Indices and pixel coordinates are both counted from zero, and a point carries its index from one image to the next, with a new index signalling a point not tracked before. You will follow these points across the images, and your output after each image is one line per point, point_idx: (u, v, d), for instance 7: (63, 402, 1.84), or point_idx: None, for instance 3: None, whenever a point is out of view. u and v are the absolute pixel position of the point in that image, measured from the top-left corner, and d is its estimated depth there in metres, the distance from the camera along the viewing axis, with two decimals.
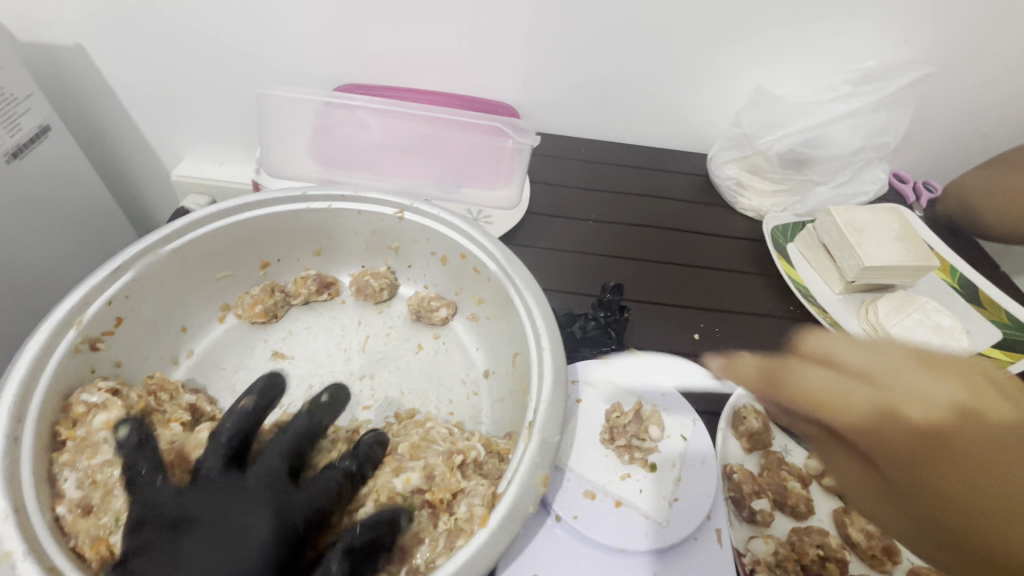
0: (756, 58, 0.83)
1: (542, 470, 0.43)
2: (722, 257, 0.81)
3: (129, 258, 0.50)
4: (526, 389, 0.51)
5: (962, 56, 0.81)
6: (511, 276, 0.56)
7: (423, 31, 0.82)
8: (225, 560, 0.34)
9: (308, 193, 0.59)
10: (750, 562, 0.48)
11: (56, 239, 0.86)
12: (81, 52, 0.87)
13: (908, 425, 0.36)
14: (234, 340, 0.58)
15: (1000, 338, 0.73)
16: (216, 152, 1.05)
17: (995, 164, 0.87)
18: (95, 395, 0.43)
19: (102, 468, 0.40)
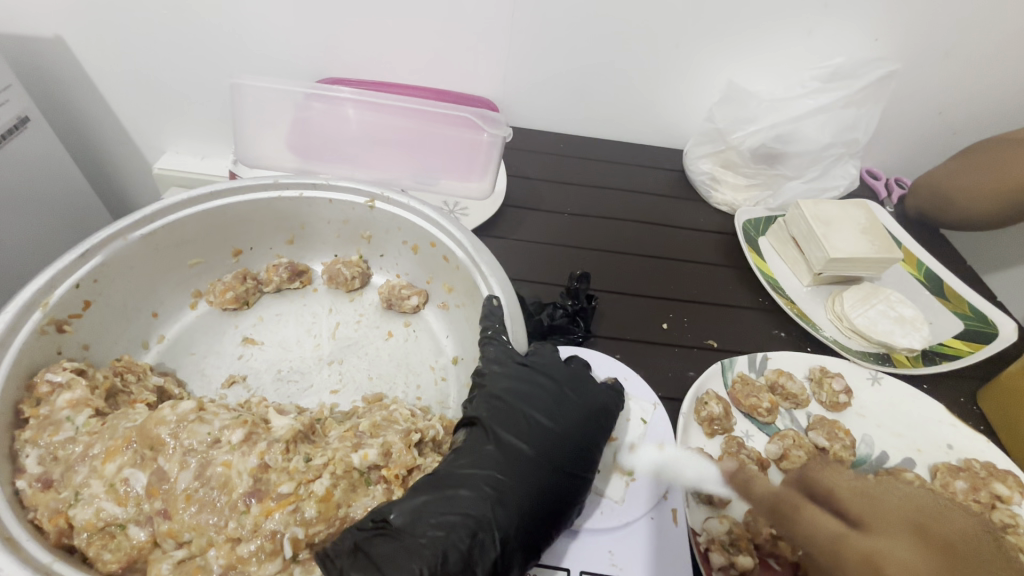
0: (730, 55, 0.84)
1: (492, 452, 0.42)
2: (693, 250, 0.83)
3: (97, 243, 0.51)
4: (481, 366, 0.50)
5: (929, 54, 0.83)
6: (478, 263, 0.57)
7: (401, 25, 0.83)
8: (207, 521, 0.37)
9: (279, 180, 0.60)
10: (704, 542, 0.49)
11: (35, 230, 0.87)
12: (60, 42, 0.87)
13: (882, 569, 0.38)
14: (204, 326, 0.59)
15: (962, 328, 0.75)
16: (199, 145, 1.06)
17: (962, 154, 0.89)
18: (59, 374, 0.44)
19: (63, 445, 0.40)
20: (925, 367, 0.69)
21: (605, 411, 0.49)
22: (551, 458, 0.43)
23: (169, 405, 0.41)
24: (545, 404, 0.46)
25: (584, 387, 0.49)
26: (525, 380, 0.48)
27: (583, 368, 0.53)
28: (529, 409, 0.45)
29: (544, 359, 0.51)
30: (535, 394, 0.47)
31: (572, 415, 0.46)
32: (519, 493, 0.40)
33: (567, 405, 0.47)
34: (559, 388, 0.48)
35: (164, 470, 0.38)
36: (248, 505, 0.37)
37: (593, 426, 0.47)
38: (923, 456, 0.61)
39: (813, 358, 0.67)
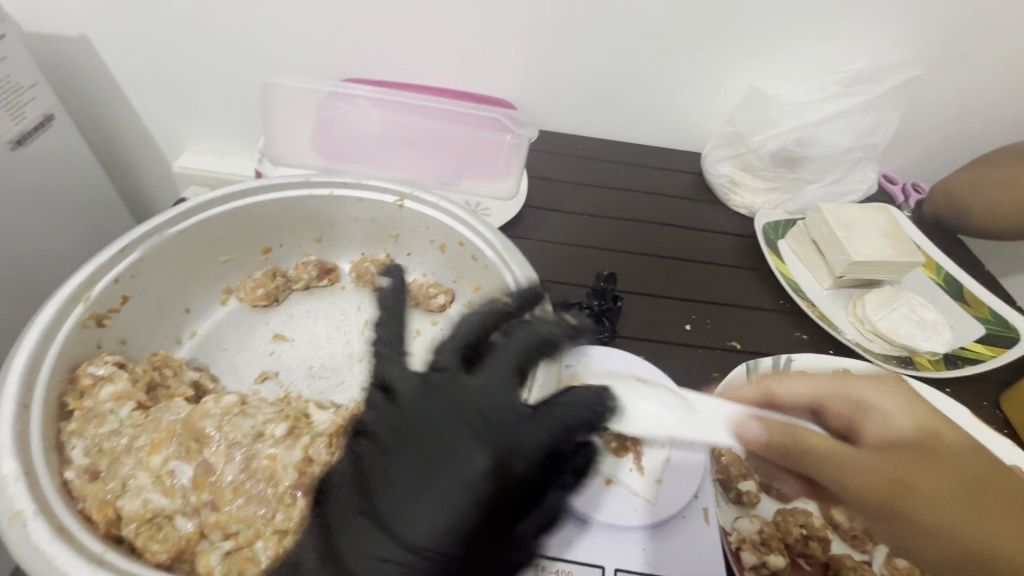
0: (749, 59, 0.85)
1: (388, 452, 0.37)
2: (713, 252, 0.83)
3: (135, 238, 0.51)
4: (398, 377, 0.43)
5: (947, 60, 0.84)
6: (507, 263, 0.57)
7: (424, 27, 0.84)
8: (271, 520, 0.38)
9: (310, 179, 0.61)
10: (735, 541, 0.49)
11: (58, 228, 0.87)
12: (86, 42, 0.88)
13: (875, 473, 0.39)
14: (235, 323, 0.59)
15: (983, 332, 0.75)
16: (218, 144, 1.07)
17: (980, 164, 0.88)
18: (102, 367, 0.45)
19: (108, 437, 0.41)
20: (948, 370, 0.70)
21: (478, 477, 0.35)
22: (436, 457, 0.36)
23: (213, 399, 0.42)
24: (394, 485, 0.36)
25: (451, 444, 0.36)
26: (378, 452, 0.38)
27: (499, 380, 0.41)
28: (376, 499, 0.35)
29: (417, 398, 0.40)
30: (386, 475, 0.36)
31: (426, 503, 0.34)
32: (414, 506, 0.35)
33: (421, 481, 0.35)
34: (413, 456, 0.36)
35: (211, 463, 0.39)
36: (295, 497, 0.38)
37: (459, 509, 0.34)
38: None
39: (837, 361, 0.67)
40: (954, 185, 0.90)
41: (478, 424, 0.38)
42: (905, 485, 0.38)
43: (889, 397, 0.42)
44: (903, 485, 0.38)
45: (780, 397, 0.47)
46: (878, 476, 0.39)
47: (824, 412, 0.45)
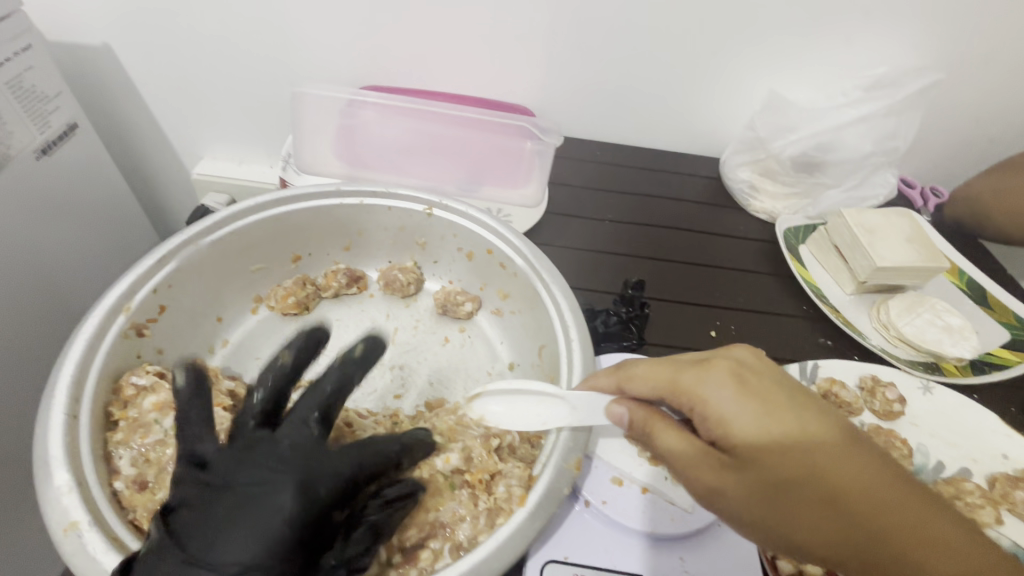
0: (769, 64, 0.85)
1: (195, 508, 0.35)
2: (735, 258, 0.83)
3: (172, 248, 0.52)
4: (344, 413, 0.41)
5: (969, 64, 0.84)
6: (538, 271, 0.57)
7: (445, 35, 0.84)
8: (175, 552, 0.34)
9: (340, 188, 0.61)
10: (774, 550, 0.48)
11: (81, 235, 0.88)
12: (108, 50, 0.89)
13: (768, 471, 0.38)
14: (267, 331, 0.60)
15: (1008, 338, 0.74)
16: (236, 151, 1.07)
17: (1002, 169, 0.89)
18: (143, 378, 0.45)
19: (155, 447, 0.42)
20: (975, 376, 0.69)
21: (285, 510, 0.35)
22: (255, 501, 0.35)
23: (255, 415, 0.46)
24: (203, 529, 0.34)
25: (262, 481, 0.36)
26: (195, 503, 0.36)
27: (305, 436, 0.39)
28: (189, 544, 0.34)
29: (231, 452, 0.38)
30: (198, 520, 0.35)
31: (234, 540, 0.34)
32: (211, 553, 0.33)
33: (235, 523, 0.34)
34: (229, 498, 0.35)
35: None
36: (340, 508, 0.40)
37: (272, 538, 0.34)
38: (979, 465, 0.61)
39: (864, 367, 0.67)
40: (976, 190, 0.91)
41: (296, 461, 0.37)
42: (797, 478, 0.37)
43: (724, 395, 0.40)
44: (794, 479, 0.37)
45: (632, 393, 0.45)
46: (771, 475, 0.38)
47: (670, 404, 0.43)
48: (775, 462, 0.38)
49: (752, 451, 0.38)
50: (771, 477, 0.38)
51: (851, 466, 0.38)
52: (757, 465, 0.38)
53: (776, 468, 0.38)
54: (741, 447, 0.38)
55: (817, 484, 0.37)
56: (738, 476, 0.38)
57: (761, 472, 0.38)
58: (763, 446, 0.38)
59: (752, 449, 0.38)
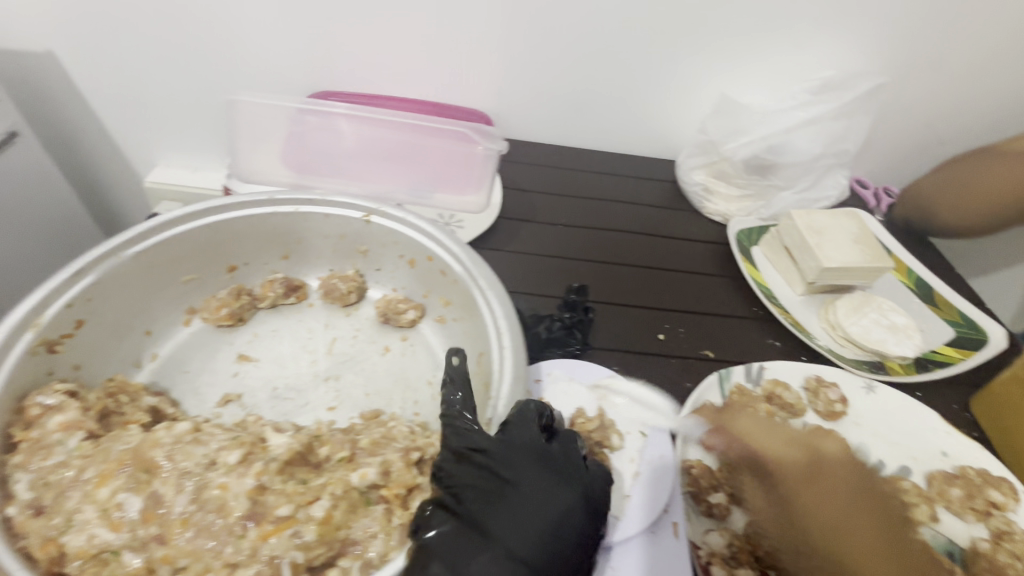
0: (720, 66, 0.85)
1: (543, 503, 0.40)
2: (687, 260, 0.83)
3: (90, 261, 0.50)
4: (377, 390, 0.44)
5: (916, 67, 0.85)
6: (475, 277, 0.57)
7: (397, 40, 0.83)
8: (469, 547, 0.37)
9: (274, 197, 0.60)
10: (705, 555, 0.49)
11: (23, 247, 0.85)
12: (52, 57, 0.86)
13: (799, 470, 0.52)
14: (198, 343, 0.58)
15: (953, 335, 0.76)
16: (190, 158, 1.04)
17: (954, 163, 0.89)
18: (51, 397, 0.44)
19: (55, 469, 0.40)
20: (919, 374, 0.70)
21: (571, 516, 0.41)
22: (560, 498, 0.41)
23: (165, 427, 0.42)
24: (508, 517, 0.39)
25: (546, 488, 0.41)
26: (490, 490, 0.40)
27: (575, 455, 0.45)
28: (487, 527, 0.38)
29: (507, 446, 0.43)
30: (495, 507, 0.39)
31: (523, 528, 0.39)
32: (525, 537, 0.38)
33: (527, 516, 0.39)
34: (524, 492, 0.41)
35: (161, 493, 0.38)
36: (246, 529, 0.37)
37: (557, 521, 0.40)
38: (919, 463, 0.61)
39: (808, 368, 0.67)
40: (928, 191, 0.91)
41: (534, 454, 0.43)
42: (817, 477, 0.50)
43: (765, 437, 0.54)
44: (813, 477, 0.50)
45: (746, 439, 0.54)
46: (813, 483, 0.50)
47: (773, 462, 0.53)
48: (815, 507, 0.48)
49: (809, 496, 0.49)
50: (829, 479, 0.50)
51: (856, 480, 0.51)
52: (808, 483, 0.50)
53: (832, 500, 0.49)
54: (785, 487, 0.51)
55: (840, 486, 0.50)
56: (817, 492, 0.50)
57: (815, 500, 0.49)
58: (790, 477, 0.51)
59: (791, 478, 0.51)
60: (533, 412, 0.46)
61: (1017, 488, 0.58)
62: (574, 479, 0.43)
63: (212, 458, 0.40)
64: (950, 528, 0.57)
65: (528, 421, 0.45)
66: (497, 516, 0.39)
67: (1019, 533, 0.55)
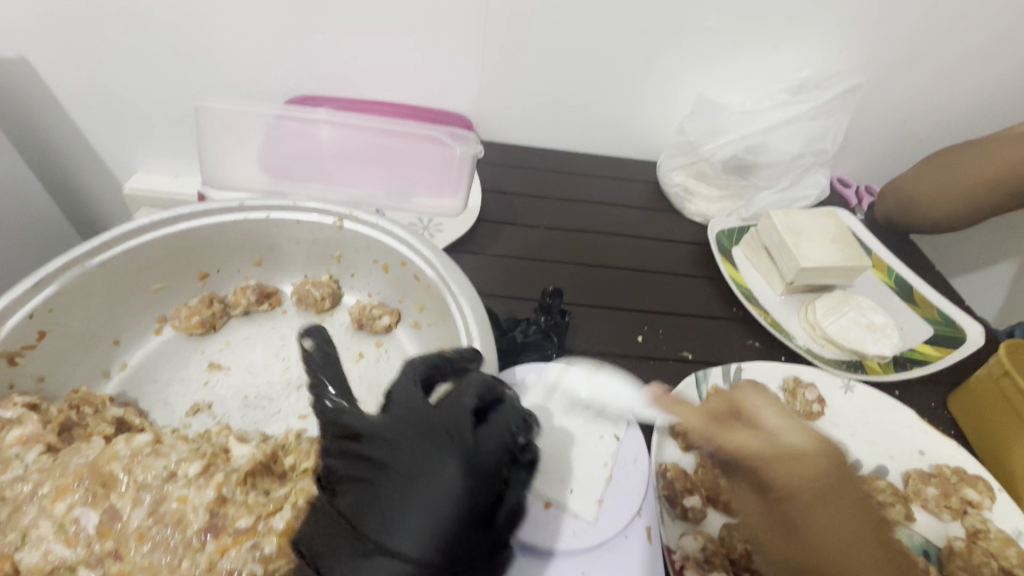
0: (699, 66, 0.85)
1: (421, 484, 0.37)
2: (667, 261, 0.83)
3: (52, 270, 0.50)
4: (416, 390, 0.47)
5: (894, 66, 0.85)
6: (447, 282, 0.56)
7: (374, 43, 0.83)
8: (345, 533, 0.36)
9: (245, 203, 0.59)
10: (679, 560, 0.49)
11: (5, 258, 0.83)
12: (25, 63, 0.84)
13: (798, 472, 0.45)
14: (169, 353, 0.58)
15: (931, 333, 0.76)
16: (171, 164, 1.03)
17: (946, 151, 0.89)
18: (10, 411, 0.44)
19: (11, 484, 0.39)
20: (897, 373, 0.70)
21: (450, 487, 0.37)
22: (439, 475, 0.37)
23: (124, 440, 0.41)
24: (376, 506, 0.37)
25: (418, 463, 0.38)
26: (365, 482, 0.38)
27: (459, 412, 0.41)
28: (361, 523, 0.36)
29: (382, 423, 0.41)
30: (367, 497, 0.37)
31: (397, 508, 0.36)
32: (403, 515, 0.36)
33: (398, 502, 0.36)
34: (396, 472, 0.38)
35: (118, 507, 0.37)
36: (204, 542, 0.36)
37: (439, 502, 0.36)
38: (896, 462, 0.62)
39: (787, 368, 0.67)
40: (916, 190, 0.89)
41: (415, 428, 0.40)
42: (833, 489, 0.45)
43: (774, 416, 0.51)
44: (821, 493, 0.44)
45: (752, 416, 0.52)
46: (813, 496, 0.44)
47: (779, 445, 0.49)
48: (809, 501, 0.44)
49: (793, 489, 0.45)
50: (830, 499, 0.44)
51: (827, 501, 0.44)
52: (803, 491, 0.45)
53: (814, 504, 0.44)
54: (786, 481, 0.45)
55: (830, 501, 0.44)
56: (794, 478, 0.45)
57: (803, 492, 0.45)
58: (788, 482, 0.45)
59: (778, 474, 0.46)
60: (410, 373, 0.44)
61: (992, 486, 0.58)
62: (445, 440, 0.39)
63: (170, 470, 0.40)
64: (924, 526, 0.57)
65: (407, 383, 0.44)
66: (376, 497, 0.37)
67: (993, 531, 0.55)
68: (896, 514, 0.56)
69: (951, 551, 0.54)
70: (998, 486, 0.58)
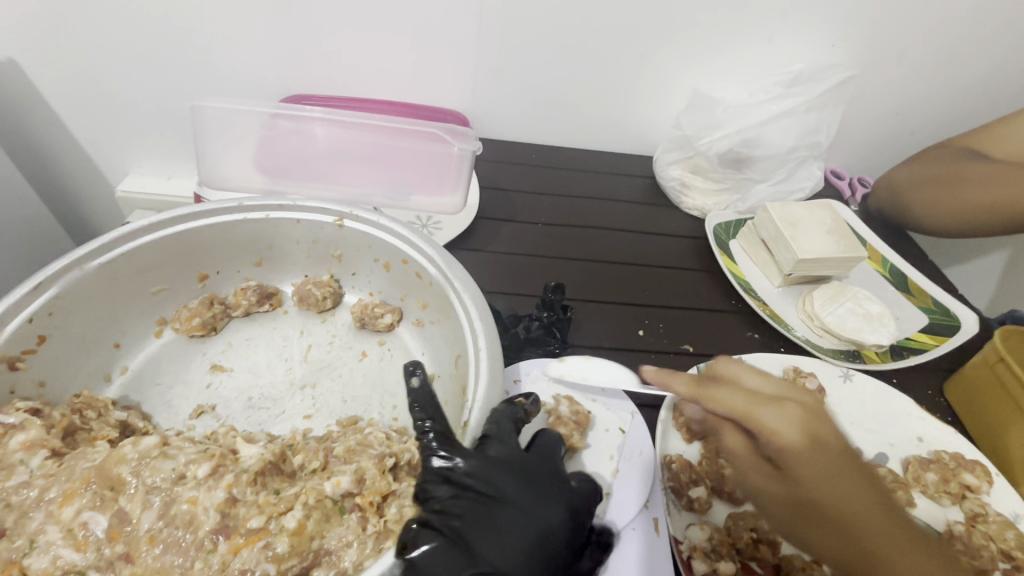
0: (693, 61, 0.86)
1: (539, 526, 0.40)
2: (665, 256, 0.84)
3: (51, 274, 0.49)
4: (464, 391, 0.51)
5: (884, 59, 0.86)
6: (450, 279, 0.56)
7: (368, 42, 0.82)
8: (460, 562, 0.36)
9: (243, 203, 0.59)
10: (686, 550, 0.50)
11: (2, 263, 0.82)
12: (12, 65, 0.83)
13: (793, 435, 0.46)
14: (171, 355, 0.57)
15: (926, 322, 0.77)
16: (163, 166, 1.02)
17: (960, 158, 0.86)
18: (13, 416, 0.44)
19: (17, 490, 0.39)
20: (893, 361, 0.71)
21: (559, 527, 0.41)
22: (553, 517, 0.41)
23: (130, 443, 0.41)
24: (494, 535, 0.38)
25: (532, 503, 0.41)
26: (476, 511, 0.39)
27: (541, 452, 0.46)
28: (477, 549, 0.37)
29: (489, 461, 0.42)
30: (483, 525, 0.38)
31: (517, 544, 0.38)
32: (525, 550, 0.38)
33: (519, 536, 0.39)
34: (513, 511, 0.40)
35: (127, 511, 0.38)
36: (215, 543, 0.37)
37: (553, 541, 0.40)
38: (895, 449, 0.62)
39: (786, 359, 0.68)
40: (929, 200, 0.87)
41: (519, 469, 0.42)
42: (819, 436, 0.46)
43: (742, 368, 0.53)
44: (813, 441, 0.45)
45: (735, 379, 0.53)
46: (816, 459, 0.45)
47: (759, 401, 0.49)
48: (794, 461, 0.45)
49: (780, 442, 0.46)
50: (828, 457, 0.45)
51: (821, 464, 0.44)
52: (804, 460, 0.45)
53: (824, 467, 0.44)
54: (783, 433, 0.46)
55: (835, 463, 0.45)
56: (779, 424, 0.46)
57: (802, 444, 0.45)
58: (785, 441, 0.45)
59: (773, 432, 0.46)
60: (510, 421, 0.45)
61: (989, 470, 0.59)
62: (558, 491, 0.43)
63: (181, 473, 0.40)
64: (925, 512, 0.58)
65: (504, 429, 0.44)
66: (491, 531, 0.38)
67: (993, 515, 0.56)
68: (898, 501, 0.57)
69: (951, 535, 0.55)
70: (995, 470, 0.59)
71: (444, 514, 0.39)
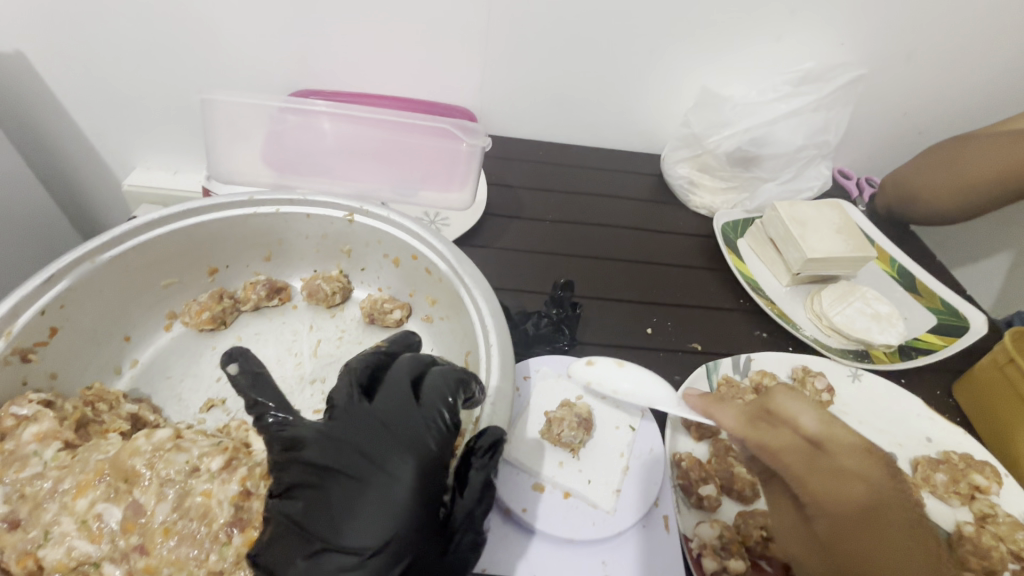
0: (702, 59, 0.85)
1: (367, 488, 0.36)
2: (673, 254, 0.83)
3: (62, 267, 0.49)
4: None
5: (895, 58, 0.86)
6: (461, 276, 0.56)
7: (377, 38, 0.82)
8: (296, 543, 0.35)
9: (254, 197, 0.59)
10: (696, 547, 0.49)
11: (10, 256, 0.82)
12: (21, 58, 0.83)
13: (857, 483, 0.43)
14: (180, 349, 0.58)
15: (935, 322, 0.77)
16: (170, 160, 1.02)
17: (954, 145, 0.87)
18: (25, 407, 0.44)
19: (31, 481, 0.39)
20: (902, 361, 0.71)
21: (401, 487, 0.37)
22: (384, 477, 0.37)
23: (143, 435, 0.41)
24: (326, 509, 0.36)
25: (362, 466, 0.37)
26: (310, 488, 0.37)
27: (400, 399, 0.41)
28: (312, 527, 0.36)
29: (325, 431, 0.39)
30: (317, 505, 0.36)
31: (349, 515, 0.35)
32: (358, 519, 0.35)
33: (353, 504, 0.36)
34: (344, 479, 0.37)
35: (140, 503, 0.38)
36: (230, 535, 0.37)
37: (396, 501, 0.36)
38: (904, 449, 0.62)
39: (795, 358, 0.67)
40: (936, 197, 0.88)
41: (361, 433, 0.39)
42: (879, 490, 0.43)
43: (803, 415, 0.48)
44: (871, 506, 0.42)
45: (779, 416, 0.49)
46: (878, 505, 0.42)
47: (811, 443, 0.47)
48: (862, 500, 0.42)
49: (844, 475, 0.44)
50: (871, 515, 0.42)
51: (885, 506, 0.42)
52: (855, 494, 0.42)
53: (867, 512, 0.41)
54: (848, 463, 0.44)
55: (890, 521, 0.41)
56: (850, 458, 0.45)
57: (861, 494, 0.43)
58: (840, 471, 0.44)
59: (843, 460, 0.45)
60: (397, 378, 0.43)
61: (999, 471, 0.59)
62: (395, 444, 0.38)
63: (194, 465, 0.40)
64: (934, 512, 0.58)
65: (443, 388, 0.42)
66: (324, 507, 0.36)
67: (1002, 515, 0.56)
68: None
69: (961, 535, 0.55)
70: (1005, 471, 0.59)
71: (286, 494, 0.37)
